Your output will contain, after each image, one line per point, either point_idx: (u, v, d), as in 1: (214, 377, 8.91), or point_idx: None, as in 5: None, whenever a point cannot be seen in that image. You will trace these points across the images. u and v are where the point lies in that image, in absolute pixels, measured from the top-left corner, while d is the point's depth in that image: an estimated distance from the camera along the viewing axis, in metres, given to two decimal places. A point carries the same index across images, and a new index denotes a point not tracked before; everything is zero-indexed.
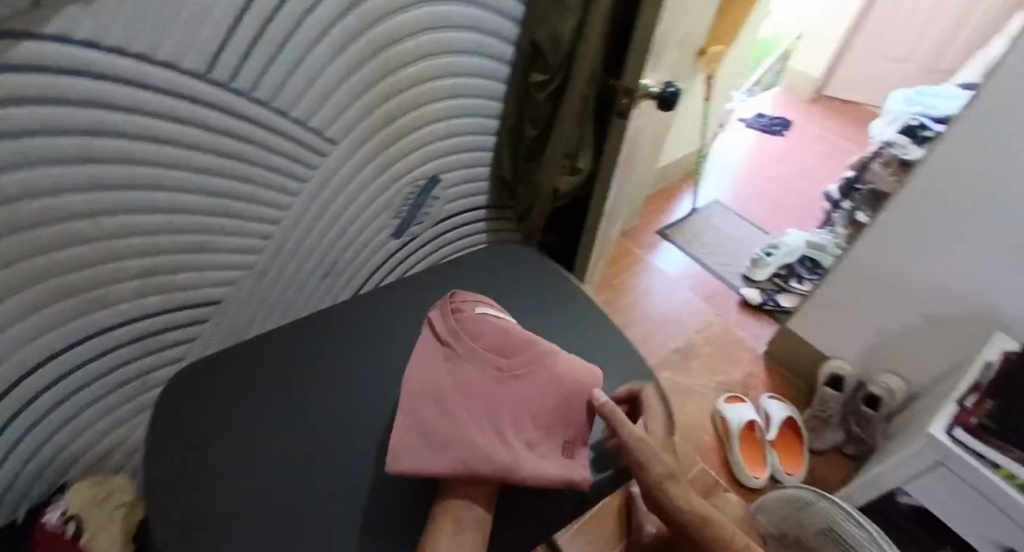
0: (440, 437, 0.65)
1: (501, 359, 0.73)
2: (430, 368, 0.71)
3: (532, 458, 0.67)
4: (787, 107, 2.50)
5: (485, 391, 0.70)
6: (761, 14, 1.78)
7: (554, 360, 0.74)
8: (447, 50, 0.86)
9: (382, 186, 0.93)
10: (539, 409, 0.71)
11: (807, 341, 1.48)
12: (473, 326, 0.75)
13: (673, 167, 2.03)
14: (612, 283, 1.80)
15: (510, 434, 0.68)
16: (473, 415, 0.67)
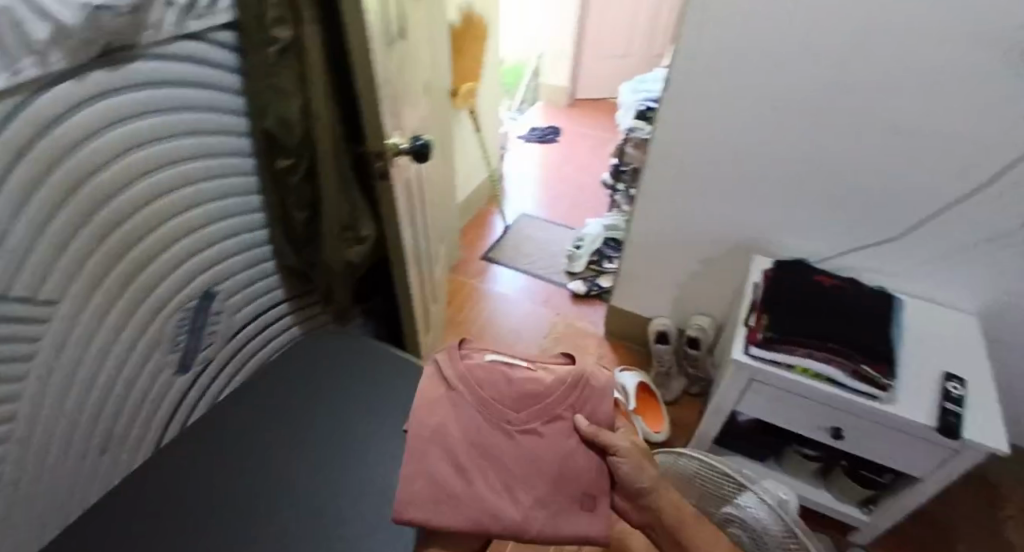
0: (450, 493, 0.69)
1: (509, 405, 0.76)
2: (439, 418, 0.75)
3: (544, 513, 0.69)
4: (555, 117, 2.81)
5: (493, 443, 0.73)
6: (494, 46, 1.97)
7: (572, 401, 0.76)
8: (166, 164, 0.79)
9: (141, 322, 0.83)
10: (548, 460, 0.72)
11: (631, 312, 1.65)
12: (482, 373, 0.78)
13: (475, 197, 2.14)
14: (456, 320, 1.82)
15: (519, 488, 0.71)
16: (483, 468, 0.71)
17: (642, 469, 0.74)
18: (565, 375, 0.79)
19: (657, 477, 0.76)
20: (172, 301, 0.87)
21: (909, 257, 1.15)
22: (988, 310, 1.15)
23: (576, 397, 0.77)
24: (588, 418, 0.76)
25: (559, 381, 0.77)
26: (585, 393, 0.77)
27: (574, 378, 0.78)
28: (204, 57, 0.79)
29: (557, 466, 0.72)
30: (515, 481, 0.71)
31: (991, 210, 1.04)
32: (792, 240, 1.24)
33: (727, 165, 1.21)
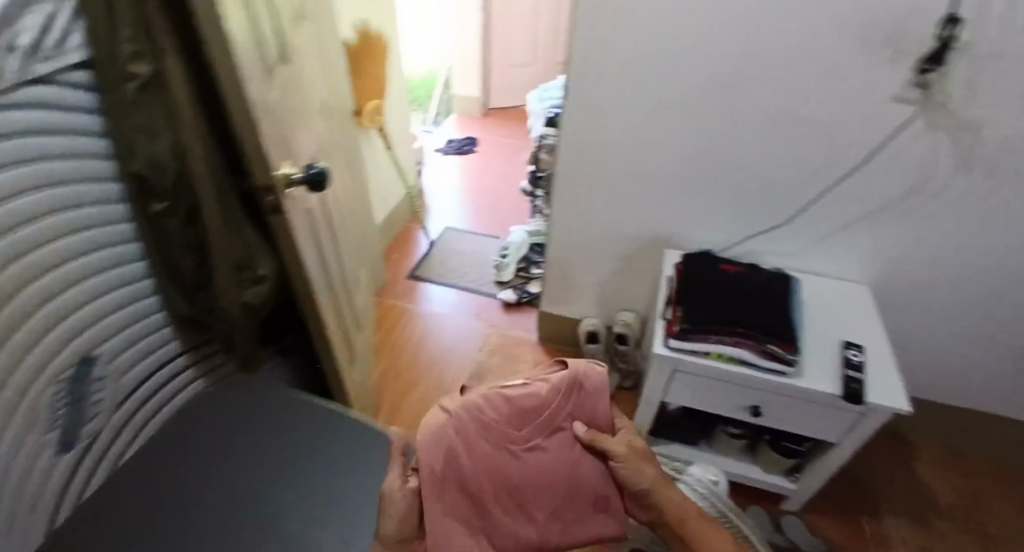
0: (469, 526, 0.69)
1: (512, 424, 0.73)
2: (441, 453, 0.68)
3: (561, 525, 0.73)
4: (470, 128, 2.81)
5: (500, 466, 0.71)
6: (396, 63, 1.94)
7: (569, 409, 0.77)
8: (19, 222, 0.71)
9: (10, 401, 0.74)
10: (559, 476, 0.73)
11: (560, 316, 1.67)
12: (482, 399, 0.73)
13: (395, 215, 2.09)
14: (387, 344, 1.76)
15: (533, 507, 0.72)
16: (497, 497, 0.70)
17: (641, 469, 0.76)
18: (561, 381, 0.77)
19: (657, 474, 0.78)
20: (47, 372, 0.79)
21: (802, 238, 1.23)
22: (875, 279, 1.25)
23: (574, 401, 0.77)
24: (589, 421, 0.77)
25: (555, 390, 0.76)
26: (584, 397, 0.77)
27: (570, 381, 0.78)
28: (58, 101, 0.72)
29: (567, 475, 0.74)
30: (528, 498, 0.72)
31: (867, 188, 1.13)
32: (699, 232, 1.30)
33: (631, 166, 1.25)
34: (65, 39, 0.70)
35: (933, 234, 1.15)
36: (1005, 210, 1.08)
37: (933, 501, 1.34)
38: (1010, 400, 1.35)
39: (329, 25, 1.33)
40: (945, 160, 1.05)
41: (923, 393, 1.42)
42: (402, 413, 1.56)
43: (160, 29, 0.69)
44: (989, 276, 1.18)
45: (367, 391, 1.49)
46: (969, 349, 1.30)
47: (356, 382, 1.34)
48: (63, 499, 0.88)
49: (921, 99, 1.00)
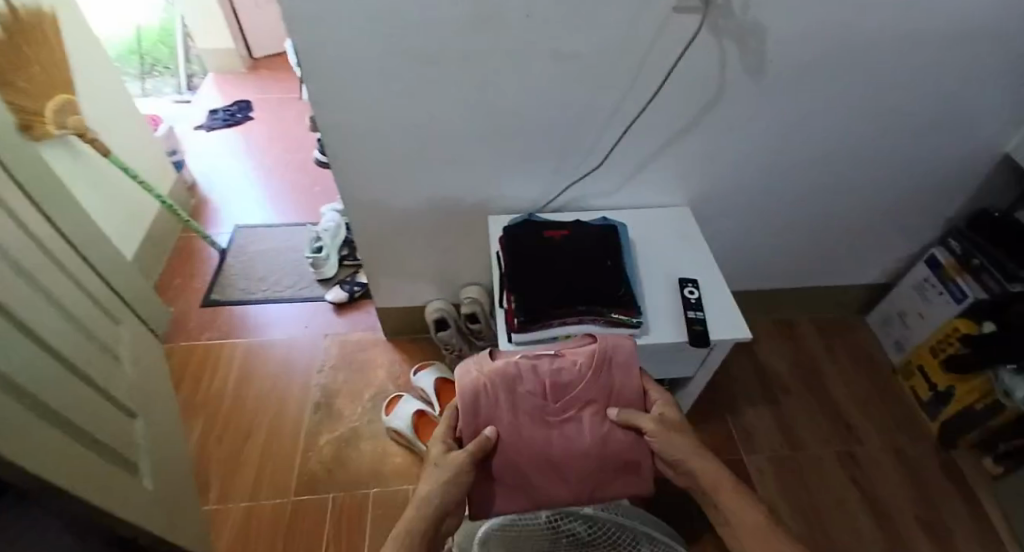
0: (510, 482, 0.79)
1: (546, 397, 0.82)
2: (479, 415, 0.80)
3: (594, 488, 0.80)
4: (232, 93, 2.37)
5: (537, 432, 0.80)
6: (79, 39, 1.40)
7: (600, 383, 0.83)
8: None
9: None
10: (592, 449, 0.79)
11: (398, 307, 1.45)
12: (515, 372, 0.83)
13: (152, 237, 1.64)
14: (198, 400, 1.39)
15: (568, 474, 0.79)
16: (533, 462, 0.79)
17: (673, 443, 0.76)
18: (587, 356, 0.85)
19: (692, 445, 0.77)
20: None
21: (618, 174, 1.13)
22: (695, 196, 1.21)
23: (604, 375, 0.84)
24: (618, 396, 0.83)
25: (586, 366, 0.84)
26: (613, 369, 0.84)
27: (596, 357, 0.85)
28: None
29: (600, 446, 0.79)
30: (564, 464, 0.79)
31: (671, 109, 1.02)
32: (515, 187, 1.14)
33: (415, 131, 1.01)
34: None
35: (739, 141, 1.10)
36: (796, 105, 1.04)
37: (777, 379, 1.44)
38: (822, 270, 1.46)
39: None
40: (736, 67, 0.96)
41: (753, 285, 1.48)
42: (239, 482, 1.25)
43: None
44: (793, 169, 1.18)
45: (176, 480, 1.17)
46: (785, 237, 1.35)
47: (147, 495, 1.04)
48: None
49: (704, 6, 0.86)
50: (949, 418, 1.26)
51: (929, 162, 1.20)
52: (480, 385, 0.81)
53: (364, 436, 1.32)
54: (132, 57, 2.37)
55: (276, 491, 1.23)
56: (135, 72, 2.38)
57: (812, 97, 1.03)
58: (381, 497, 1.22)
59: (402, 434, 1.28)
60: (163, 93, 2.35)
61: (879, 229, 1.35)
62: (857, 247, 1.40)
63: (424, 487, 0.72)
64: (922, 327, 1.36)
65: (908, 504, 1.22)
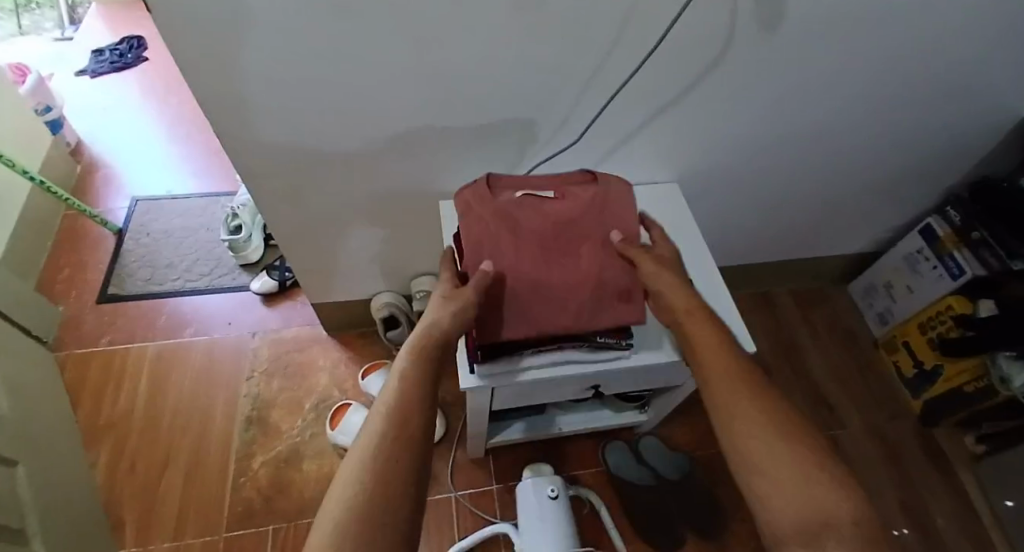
0: (507, 308, 0.72)
1: (548, 228, 0.75)
2: (480, 242, 0.73)
3: (591, 313, 0.73)
4: (121, 27, 1.93)
5: (539, 259, 0.74)
6: None
7: (600, 218, 0.77)
8: None
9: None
10: (590, 276, 0.74)
11: (337, 302, 1.24)
12: (516, 206, 0.76)
13: (20, 221, 1.31)
14: (102, 421, 1.17)
15: (567, 300, 0.73)
16: (532, 287, 0.73)
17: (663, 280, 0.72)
18: (586, 193, 0.79)
19: (678, 279, 0.72)
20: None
21: (596, 149, 0.94)
22: (681, 170, 1.04)
23: (604, 212, 0.78)
24: (618, 229, 0.77)
25: (587, 202, 0.78)
26: (613, 206, 0.79)
27: (596, 194, 0.79)
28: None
29: (598, 275, 0.74)
30: (562, 289, 0.73)
31: (667, 72, 0.81)
32: (472, 164, 0.92)
33: (336, 103, 0.77)
34: None
35: (742, 107, 0.91)
36: (815, 65, 0.85)
37: (757, 359, 1.34)
38: (810, 241, 1.34)
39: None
40: (750, 18, 0.75)
41: (736, 259, 1.36)
42: (160, 519, 1.06)
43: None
44: (796, 138, 1.01)
45: (78, 532, 0.96)
46: (775, 211, 1.21)
47: None
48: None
49: None
50: (934, 398, 1.23)
51: (944, 128, 1.05)
52: (480, 217, 0.75)
53: (307, 454, 1.14)
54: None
55: (205, 527, 1.06)
56: (9, 6, 1.89)
57: (833, 57, 0.84)
58: None
59: (350, 451, 1.12)
60: (43, 29, 1.89)
61: (875, 198, 1.23)
62: (848, 218, 1.28)
63: (427, 321, 0.66)
64: (910, 301, 1.28)
65: (891, 491, 1.17)
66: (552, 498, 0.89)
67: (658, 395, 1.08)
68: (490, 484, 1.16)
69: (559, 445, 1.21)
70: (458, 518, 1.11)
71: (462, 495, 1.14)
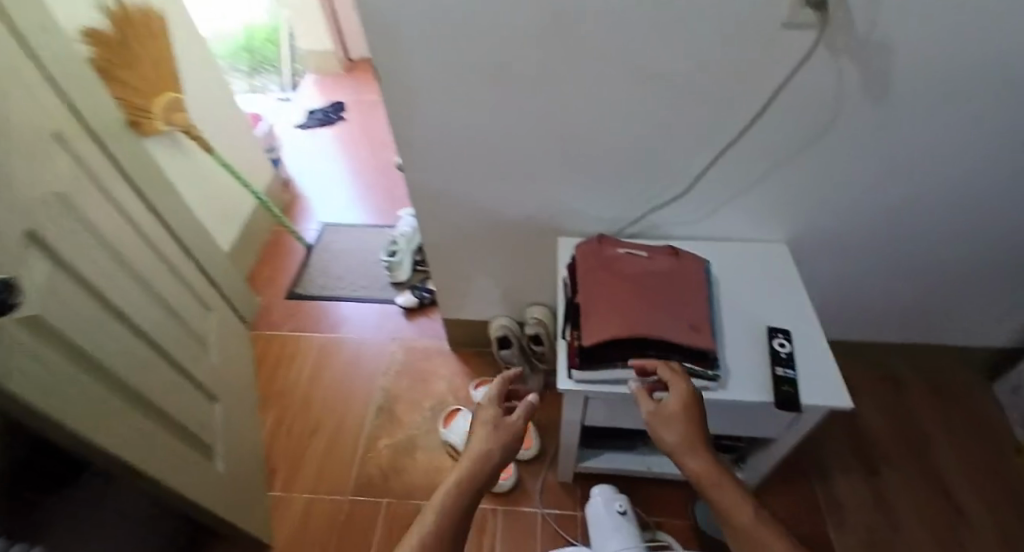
0: (600, 318, 0.86)
1: (638, 278, 0.90)
2: (585, 277, 0.92)
3: (669, 332, 0.84)
4: (329, 93, 2.50)
5: (627, 296, 0.87)
6: (186, 42, 1.46)
7: (683, 274, 0.92)
8: None
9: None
10: (669, 307, 0.87)
11: (463, 320, 1.44)
12: (617, 258, 0.94)
13: (246, 229, 1.73)
14: (273, 389, 1.47)
15: (651, 317, 0.85)
16: (622, 304, 0.86)
17: (671, 432, 0.70)
18: (673, 259, 0.94)
19: (693, 420, 0.70)
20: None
21: (705, 202, 1.05)
22: (790, 231, 1.10)
23: (687, 272, 0.92)
24: (695, 285, 0.91)
25: (673, 263, 0.93)
26: (695, 272, 0.93)
27: (681, 261, 0.94)
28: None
29: (675, 309, 0.86)
30: (647, 311, 0.85)
31: (771, 132, 0.92)
32: (591, 208, 1.09)
33: (490, 147, 0.99)
34: None
35: (852, 170, 0.97)
36: (925, 132, 0.90)
37: (875, 444, 1.26)
38: (941, 322, 1.27)
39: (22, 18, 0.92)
40: (855, 91, 0.85)
41: (853, 332, 1.33)
42: (302, 474, 1.30)
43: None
44: (912, 208, 1.03)
45: (246, 465, 1.22)
46: (895, 283, 1.19)
47: (219, 478, 1.07)
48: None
49: (819, 23, 0.76)
50: None
51: None
52: (587, 262, 0.94)
53: (419, 445, 1.33)
54: (242, 54, 2.48)
55: (334, 487, 1.27)
56: (246, 69, 2.50)
57: (945, 126, 0.89)
58: None
59: (455, 448, 1.27)
60: (269, 89, 2.50)
61: (1019, 283, 1.15)
62: (985, 299, 1.20)
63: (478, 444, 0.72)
64: None
65: None
66: (619, 512, 0.96)
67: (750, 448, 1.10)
68: (574, 510, 1.22)
69: (647, 488, 1.24)
70: (541, 534, 1.19)
71: (548, 513, 1.22)
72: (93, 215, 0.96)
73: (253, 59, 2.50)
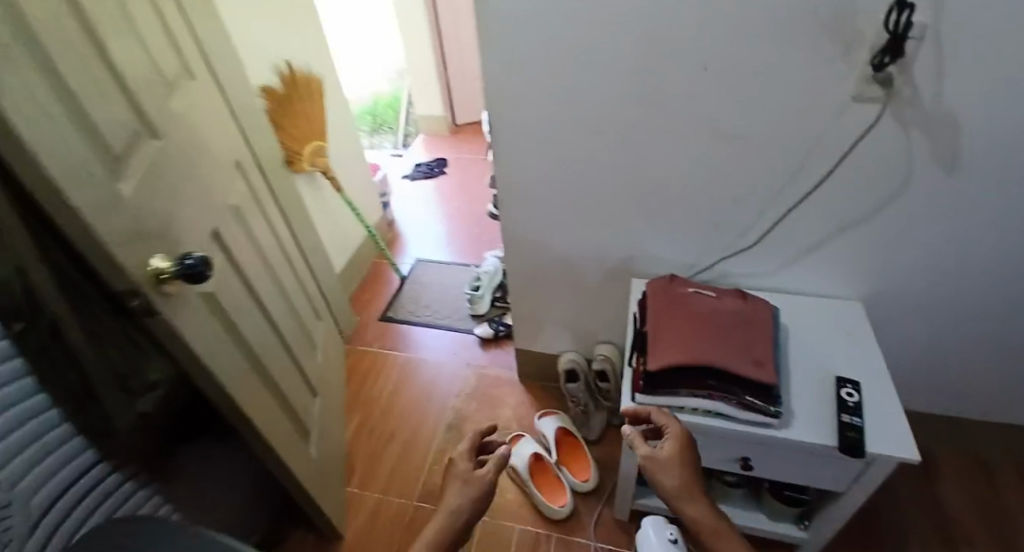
0: (667, 345, 0.93)
1: (706, 314, 0.97)
2: (656, 308, 1.00)
3: (733, 366, 0.89)
4: (435, 149, 2.82)
5: (694, 329, 0.94)
6: (334, 100, 1.78)
7: (750, 314, 0.97)
8: None
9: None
10: (734, 342, 0.92)
11: (536, 354, 1.54)
12: (687, 294, 1.02)
13: (355, 257, 1.98)
14: (359, 397, 1.63)
15: (716, 350, 0.91)
16: (689, 336, 0.93)
17: (668, 478, 0.76)
18: (741, 301, 1.00)
19: (685, 469, 0.76)
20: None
21: (776, 255, 1.11)
22: (866, 290, 1.12)
23: (754, 313, 0.98)
24: (761, 326, 0.96)
25: (741, 304, 0.99)
26: (762, 314, 0.99)
27: (748, 303, 1.00)
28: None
29: (740, 346, 0.92)
30: (712, 344, 0.92)
31: (841, 192, 0.99)
32: (665, 253, 1.18)
33: (576, 192, 1.13)
34: None
35: (928, 234, 1.00)
36: (1005, 202, 0.92)
37: (961, 530, 1.18)
38: None
39: (229, 78, 1.22)
40: (926, 158, 0.91)
41: (939, 407, 1.27)
42: (376, 476, 1.42)
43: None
44: (997, 277, 1.03)
45: (333, 458, 1.36)
46: (984, 357, 1.15)
47: (313, 461, 1.23)
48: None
49: (885, 96, 0.85)
50: None
51: None
52: (659, 296, 1.02)
53: None
54: (367, 117, 2.96)
55: (403, 492, 1.38)
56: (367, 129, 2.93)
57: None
58: (488, 527, 1.29)
59: (517, 471, 1.32)
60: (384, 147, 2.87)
61: None
62: None
63: (451, 501, 0.78)
64: None
65: None
66: (670, 541, 1.01)
67: (815, 505, 1.08)
68: (628, 548, 1.24)
69: None
70: None
71: (600, 547, 1.24)
72: (253, 226, 1.21)
73: (374, 120, 2.96)
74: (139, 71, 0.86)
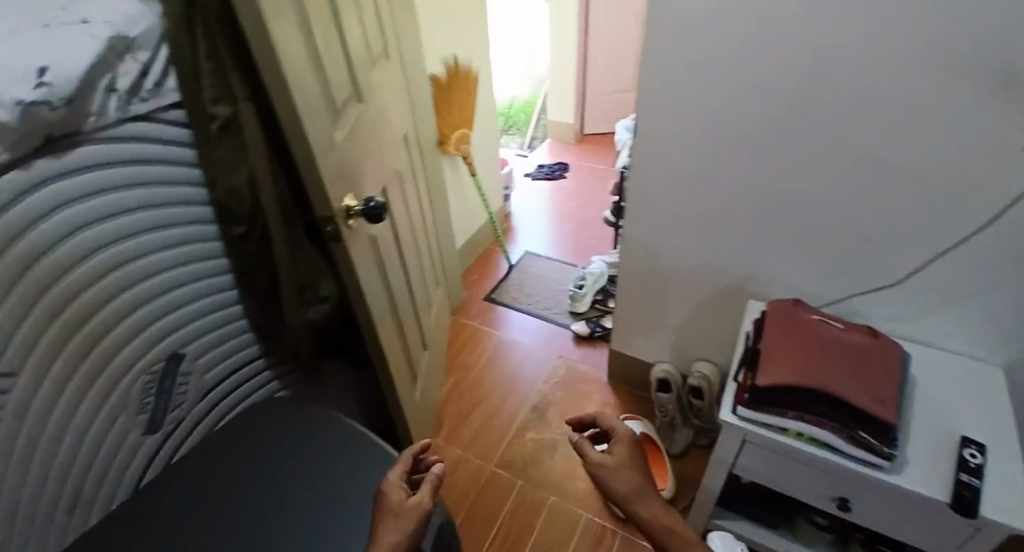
0: (782, 364, 0.94)
1: (828, 343, 0.96)
2: (774, 329, 1.01)
3: (851, 398, 0.88)
4: (558, 154, 2.93)
5: (813, 354, 0.94)
6: (485, 93, 1.95)
7: (876, 354, 0.96)
8: (130, 233, 0.85)
9: (87, 377, 0.84)
10: (854, 376, 0.91)
11: (630, 359, 1.58)
12: (810, 321, 1.01)
13: (473, 238, 2.14)
14: (457, 363, 1.77)
15: (834, 379, 0.91)
16: (807, 360, 0.94)
17: (619, 483, 0.77)
18: (867, 339, 0.99)
19: (635, 473, 0.78)
20: (103, 376, 0.86)
21: (910, 301, 1.07)
22: (1010, 358, 1.05)
23: (880, 353, 0.96)
24: (887, 366, 0.94)
25: (867, 342, 0.98)
26: (889, 355, 0.96)
27: (876, 342, 0.98)
28: (116, 19, 0.74)
29: (861, 381, 0.91)
30: (830, 372, 0.92)
31: (998, 248, 0.94)
32: (786, 280, 1.18)
33: (705, 206, 1.17)
34: (163, 82, 0.82)
35: None
36: None
37: None
38: None
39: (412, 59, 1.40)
40: None
41: None
42: (462, 435, 1.54)
43: (210, 31, 0.78)
44: None
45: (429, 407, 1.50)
46: None
47: (416, 403, 1.36)
48: (92, 518, 0.92)
49: None
50: None
51: None
52: (779, 318, 1.03)
53: (559, 449, 1.48)
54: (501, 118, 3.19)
55: (482, 454, 1.49)
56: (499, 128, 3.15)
57: None
58: (555, 507, 1.35)
59: None
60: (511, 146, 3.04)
61: None
62: None
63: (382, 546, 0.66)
64: None
65: None
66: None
67: None
68: None
69: None
70: None
71: None
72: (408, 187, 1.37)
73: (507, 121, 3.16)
74: (358, 43, 1.04)
